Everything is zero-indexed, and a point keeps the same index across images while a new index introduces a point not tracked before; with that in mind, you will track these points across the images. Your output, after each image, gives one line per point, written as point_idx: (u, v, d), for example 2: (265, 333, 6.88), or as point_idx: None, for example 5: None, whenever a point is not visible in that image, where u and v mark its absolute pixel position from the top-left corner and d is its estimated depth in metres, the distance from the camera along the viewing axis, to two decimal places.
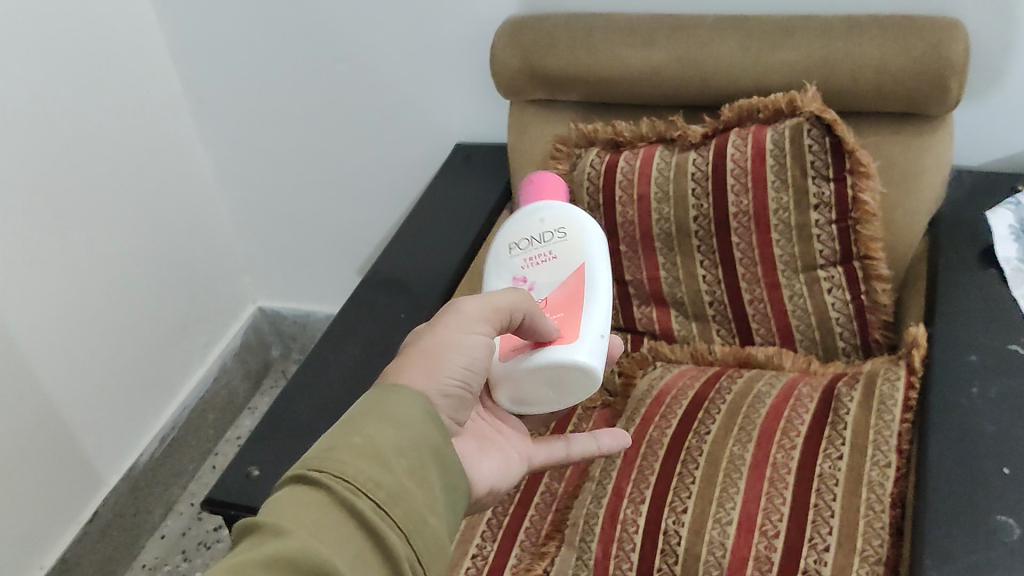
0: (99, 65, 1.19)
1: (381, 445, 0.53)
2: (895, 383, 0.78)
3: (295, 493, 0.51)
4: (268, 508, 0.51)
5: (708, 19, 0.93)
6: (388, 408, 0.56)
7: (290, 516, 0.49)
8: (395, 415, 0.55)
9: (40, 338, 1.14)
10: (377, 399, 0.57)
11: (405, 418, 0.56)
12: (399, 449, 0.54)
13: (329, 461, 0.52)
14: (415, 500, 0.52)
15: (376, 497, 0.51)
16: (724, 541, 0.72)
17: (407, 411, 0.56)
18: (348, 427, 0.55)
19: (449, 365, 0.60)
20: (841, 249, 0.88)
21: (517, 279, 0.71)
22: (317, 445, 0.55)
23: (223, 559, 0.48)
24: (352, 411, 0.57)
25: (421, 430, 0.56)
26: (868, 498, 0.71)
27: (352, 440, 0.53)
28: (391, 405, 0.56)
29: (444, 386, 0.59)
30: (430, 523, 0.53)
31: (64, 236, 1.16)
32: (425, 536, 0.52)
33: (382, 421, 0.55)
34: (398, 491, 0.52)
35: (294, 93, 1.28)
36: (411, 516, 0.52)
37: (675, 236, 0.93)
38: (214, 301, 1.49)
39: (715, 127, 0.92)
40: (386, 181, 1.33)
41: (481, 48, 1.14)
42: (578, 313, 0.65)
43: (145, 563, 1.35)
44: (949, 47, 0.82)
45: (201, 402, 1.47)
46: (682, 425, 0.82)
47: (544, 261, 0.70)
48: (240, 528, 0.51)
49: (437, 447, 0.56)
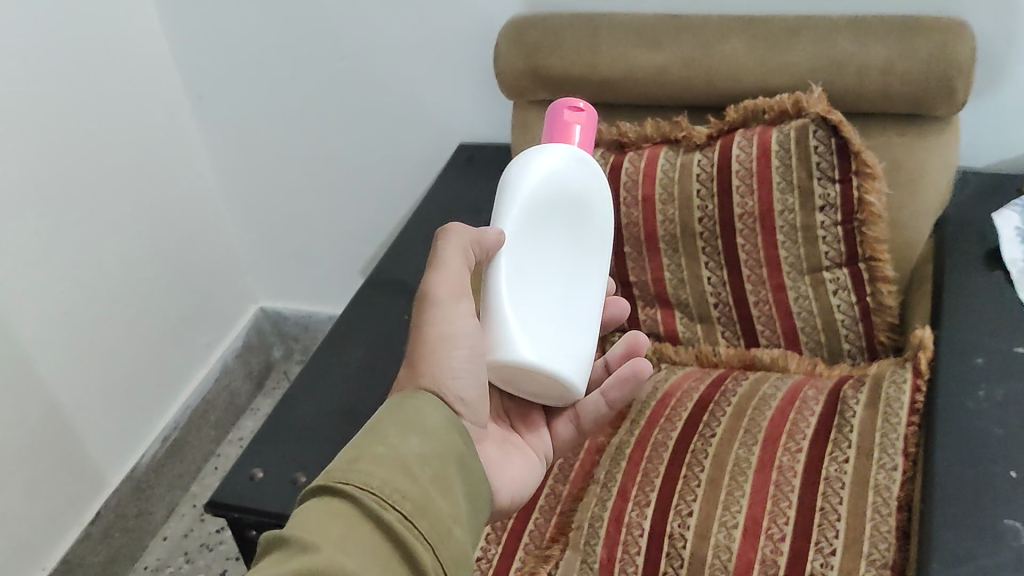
0: (101, 63, 1.18)
1: (405, 454, 0.55)
2: (902, 386, 0.78)
3: (319, 507, 0.51)
4: (292, 524, 0.51)
5: (713, 20, 0.93)
6: (410, 416, 0.57)
7: (316, 529, 0.49)
8: (416, 422, 0.57)
9: (41, 340, 1.13)
10: (396, 408, 0.58)
11: (427, 425, 0.57)
12: (422, 457, 0.55)
13: (353, 473, 0.52)
14: (440, 510, 0.53)
15: (403, 508, 0.51)
16: (729, 545, 0.72)
17: (427, 417, 0.58)
18: (371, 438, 0.56)
19: (452, 369, 0.60)
20: (847, 250, 0.87)
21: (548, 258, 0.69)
22: (340, 457, 0.55)
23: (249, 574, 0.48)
24: (373, 421, 0.58)
25: (443, 437, 0.57)
26: (875, 501, 0.71)
27: (378, 451, 0.54)
28: (411, 413, 0.58)
29: (453, 390, 0.61)
30: (456, 534, 0.53)
31: (66, 234, 1.15)
32: (451, 547, 0.53)
33: (405, 429, 0.56)
34: (423, 501, 0.52)
35: (295, 92, 1.28)
36: (436, 527, 0.52)
37: (680, 238, 0.92)
38: (215, 301, 1.49)
39: (721, 128, 0.92)
40: (388, 181, 1.33)
41: (483, 47, 1.13)
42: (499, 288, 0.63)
43: (148, 564, 1.35)
44: (955, 48, 0.82)
45: (203, 402, 1.47)
46: (686, 428, 0.82)
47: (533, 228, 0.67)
48: (266, 544, 0.50)
49: (459, 453, 0.58)
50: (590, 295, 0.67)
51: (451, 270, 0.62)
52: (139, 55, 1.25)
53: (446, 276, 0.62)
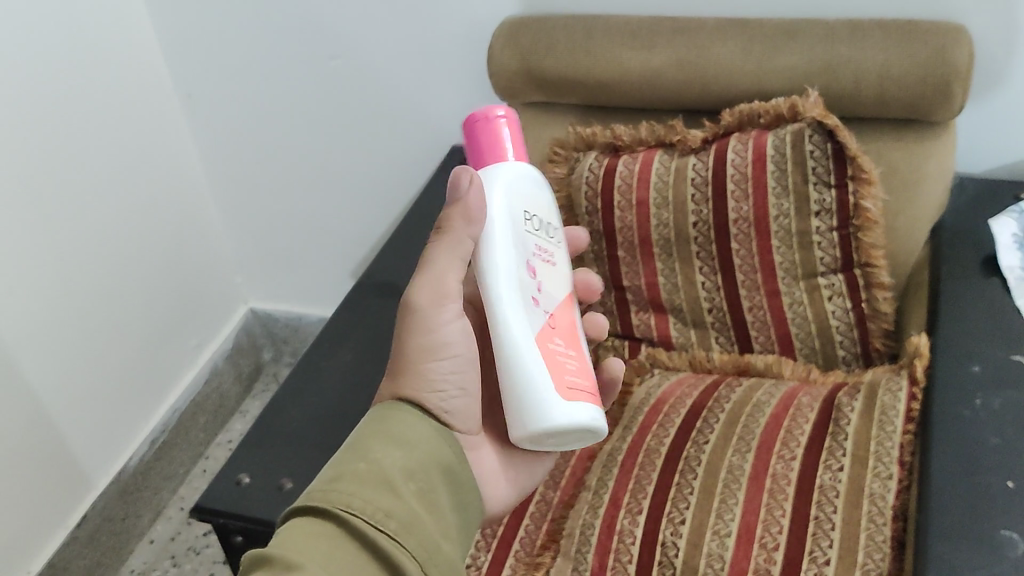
0: (89, 61, 1.17)
1: (388, 470, 0.55)
2: (897, 394, 0.77)
3: (302, 528, 0.52)
4: (274, 543, 0.51)
5: (709, 22, 0.92)
6: (396, 430, 0.58)
7: (301, 551, 0.50)
8: (402, 436, 0.57)
9: (27, 342, 1.12)
10: (375, 421, 0.59)
11: (411, 439, 0.58)
12: (407, 474, 0.56)
13: (335, 495, 0.53)
14: (427, 527, 0.54)
15: (388, 528, 0.52)
16: (723, 554, 0.71)
17: (415, 429, 0.58)
18: (353, 455, 0.56)
19: (434, 380, 0.61)
20: (841, 256, 0.87)
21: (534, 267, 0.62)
22: (321, 476, 0.55)
23: None
24: (357, 433, 0.58)
25: (431, 450, 0.58)
26: (870, 509, 0.70)
27: (359, 468, 0.55)
28: (399, 424, 0.58)
29: (438, 400, 0.61)
30: (444, 549, 0.54)
31: (53, 234, 1.14)
32: (440, 562, 0.54)
33: (389, 443, 0.57)
34: (409, 519, 0.53)
35: (286, 91, 1.27)
36: (424, 544, 0.53)
37: (674, 242, 0.91)
38: (204, 302, 1.47)
39: (716, 132, 0.91)
40: (381, 183, 1.32)
41: (477, 48, 1.12)
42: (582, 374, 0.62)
43: (134, 568, 1.33)
44: (953, 54, 0.82)
45: (191, 404, 1.45)
46: (679, 436, 0.81)
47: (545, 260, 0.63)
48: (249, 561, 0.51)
49: (446, 466, 0.59)
50: (490, 277, 0.59)
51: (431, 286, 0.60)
52: (128, 52, 1.24)
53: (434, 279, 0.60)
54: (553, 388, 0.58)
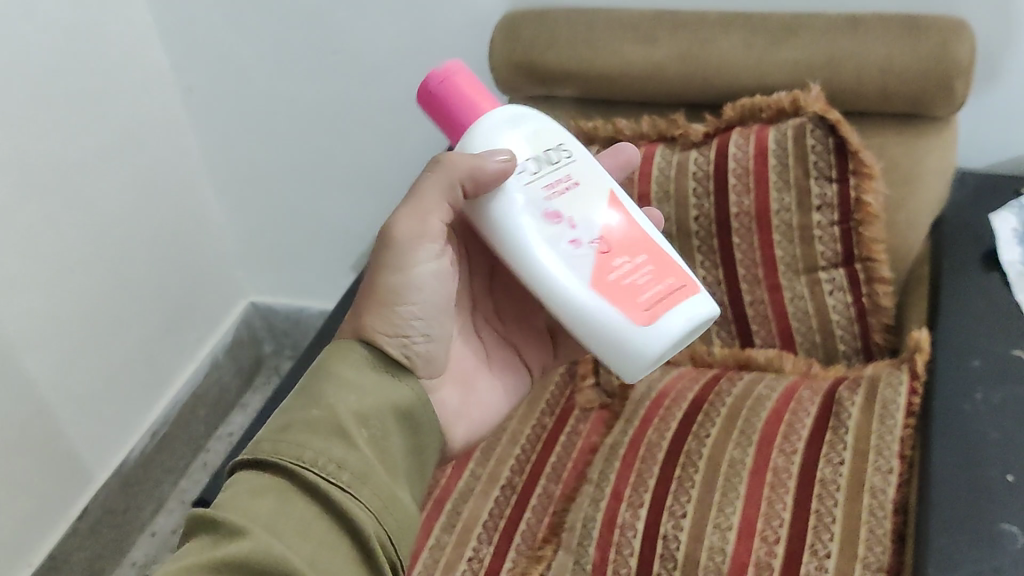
0: (88, 56, 1.16)
1: (341, 416, 0.57)
2: (897, 388, 0.77)
3: (248, 486, 0.54)
4: (220, 504, 0.53)
5: (711, 15, 0.92)
6: (349, 375, 0.60)
7: (243, 512, 0.52)
8: (351, 381, 0.59)
9: (27, 336, 1.12)
10: (328, 358, 0.61)
11: (364, 383, 0.59)
12: (361, 419, 0.58)
13: (285, 446, 0.55)
14: (380, 475, 0.56)
15: (340, 479, 0.54)
16: (724, 547, 0.72)
17: (365, 374, 0.60)
18: (305, 401, 0.58)
19: (404, 323, 0.62)
20: (842, 250, 0.87)
21: (549, 213, 0.60)
22: (274, 422, 0.58)
23: (185, 557, 0.50)
24: (308, 376, 0.60)
25: (386, 396, 0.60)
26: (870, 503, 0.70)
27: (311, 416, 0.57)
28: (347, 368, 0.60)
29: (404, 343, 0.63)
30: (399, 498, 0.56)
31: (52, 227, 1.14)
32: (394, 510, 0.56)
33: (342, 388, 0.58)
34: (362, 469, 0.55)
35: (287, 84, 1.26)
36: (377, 492, 0.55)
37: (675, 237, 0.92)
38: (204, 296, 1.47)
39: (716, 127, 0.91)
40: (378, 173, 1.32)
41: (480, 41, 1.12)
42: (666, 273, 0.61)
43: (135, 560, 1.34)
44: (956, 49, 0.82)
45: (191, 397, 1.46)
46: (680, 431, 0.82)
47: (564, 187, 0.61)
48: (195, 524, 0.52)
49: (403, 411, 0.61)
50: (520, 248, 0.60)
51: (408, 228, 0.62)
52: (128, 46, 1.23)
53: (416, 219, 0.62)
54: (628, 317, 0.59)
